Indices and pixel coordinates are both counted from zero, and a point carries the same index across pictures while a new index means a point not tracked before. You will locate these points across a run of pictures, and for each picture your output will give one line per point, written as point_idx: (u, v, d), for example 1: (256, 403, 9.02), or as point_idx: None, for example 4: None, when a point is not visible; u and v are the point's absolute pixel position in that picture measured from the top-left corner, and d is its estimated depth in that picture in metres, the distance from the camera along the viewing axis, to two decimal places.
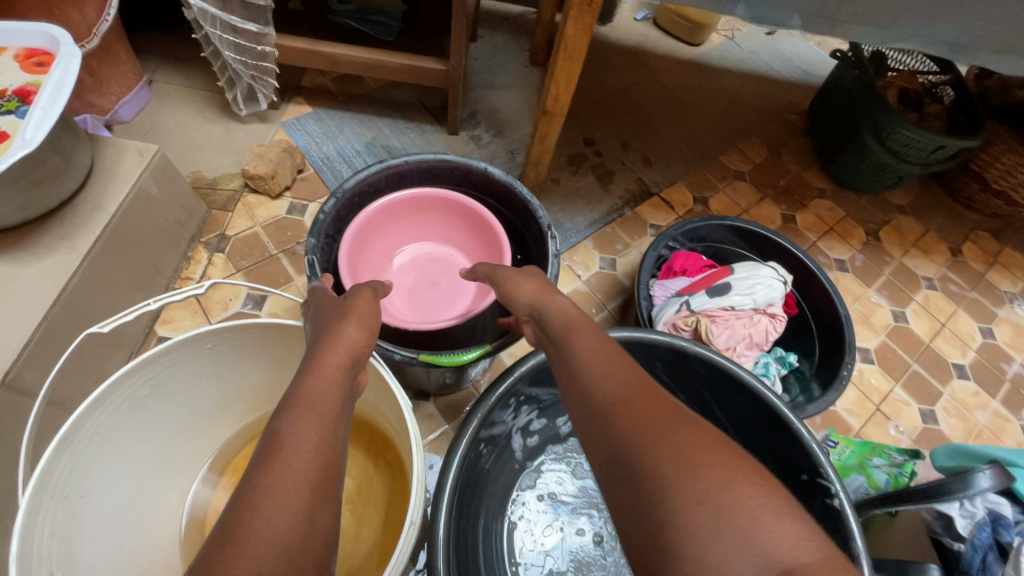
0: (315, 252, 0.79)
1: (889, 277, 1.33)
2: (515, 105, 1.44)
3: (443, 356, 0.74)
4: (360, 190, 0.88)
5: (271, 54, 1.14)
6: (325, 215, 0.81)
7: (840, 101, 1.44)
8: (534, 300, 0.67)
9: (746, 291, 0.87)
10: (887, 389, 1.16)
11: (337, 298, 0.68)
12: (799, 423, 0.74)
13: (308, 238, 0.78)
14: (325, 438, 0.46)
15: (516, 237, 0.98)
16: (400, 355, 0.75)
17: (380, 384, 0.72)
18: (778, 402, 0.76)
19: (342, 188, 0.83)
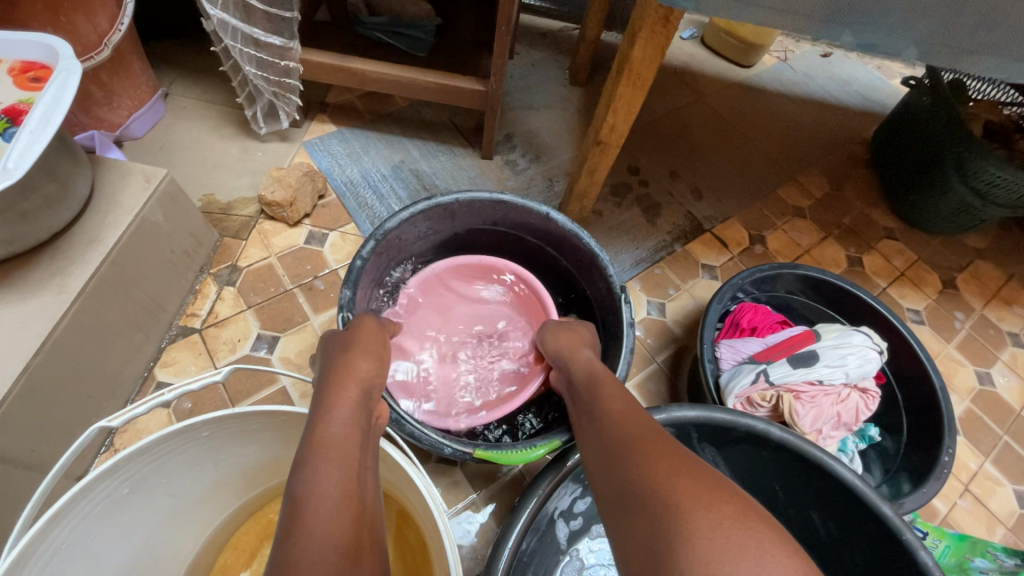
0: (350, 305, 0.70)
1: (970, 333, 1.18)
2: (554, 128, 1.34)
3: (503, 455, 0.65)
4: (403, 231, 0.78)
5: (296, 70, 1.05)
6: (362, 261, 0.72)
7: (913, 133, 1.30)
8: (564, 352, 0.70)
9: (837, 362, 0.74)
10: (976, 465, 1.01)
11: (337, 360, 0.58)
12: (909, 533, 0.62)
13: (343, 290, 0.69)
14: (347, 489, 0.44)
15: (579, 286, 0.87)
16: (451, 448, 0.65)
17: (409, 474, 0.62)
18: (880, 503, 0.64)
19: (382, 229, 0.73)
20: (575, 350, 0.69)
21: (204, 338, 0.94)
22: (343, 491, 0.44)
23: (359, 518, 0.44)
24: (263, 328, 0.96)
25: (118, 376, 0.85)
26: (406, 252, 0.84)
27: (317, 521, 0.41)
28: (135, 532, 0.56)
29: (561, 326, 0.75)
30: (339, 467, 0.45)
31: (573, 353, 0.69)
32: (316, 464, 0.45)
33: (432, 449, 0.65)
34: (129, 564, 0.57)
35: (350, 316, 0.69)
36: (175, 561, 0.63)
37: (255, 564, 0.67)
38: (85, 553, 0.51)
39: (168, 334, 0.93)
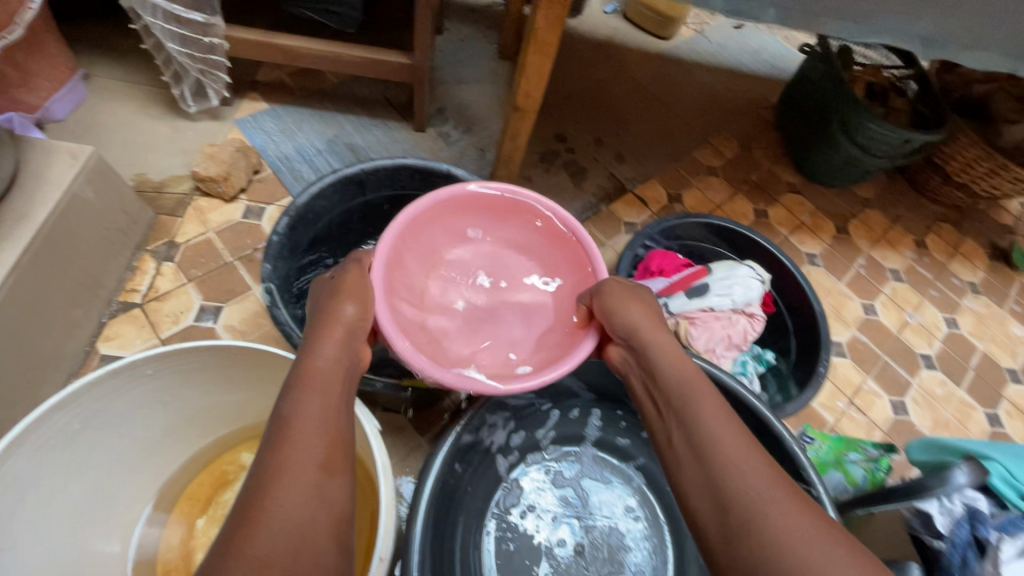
0: (273, 278, 0.66)
1: (858, 272, 1.34)
2: (484, 100, 1.40)
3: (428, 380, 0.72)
4: (314, 208, 0.75)
5: (221, 47, 1.07)
6: (279, 236, 0.69)
7: (808, 95, 1.44)
8: (641, 340, 0.67)
9: (725, 291, 0.86)
10: (859, 382, 1.17)
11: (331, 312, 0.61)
12: (780, 425, 0.75)
13: (263, 264, 0.66)
14: (327, 415, 0.51)
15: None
16: None
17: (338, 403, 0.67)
18: (758, 404, 0.77)
19: (295, 204, 0.71)
20: (652, 329, 0.68)
21: (146, 312, 0.96)
22: (321, 417, 0.51)
23: (336, 438, 0.50)
24: (205, 299, 0.99)
25: (61, 349, 0.87)
26: (321, 231, 0.80)
27: (301, 444, 0.48)
28: (101, 461, 0.63)
29: (629, 294, 0.71)
30: (320, 399, 0.52)
31: (650, 333, 0.67)
32: (302, 393, 0.52)
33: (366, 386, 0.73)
34: (96, 488, 0.64)
35: (274, 288, 0.65)
36: (136, 500, 0.69)
37: (211, 508, 0.73)
38: (54, 475, 0.58)
39: (108, 310, 0.95)
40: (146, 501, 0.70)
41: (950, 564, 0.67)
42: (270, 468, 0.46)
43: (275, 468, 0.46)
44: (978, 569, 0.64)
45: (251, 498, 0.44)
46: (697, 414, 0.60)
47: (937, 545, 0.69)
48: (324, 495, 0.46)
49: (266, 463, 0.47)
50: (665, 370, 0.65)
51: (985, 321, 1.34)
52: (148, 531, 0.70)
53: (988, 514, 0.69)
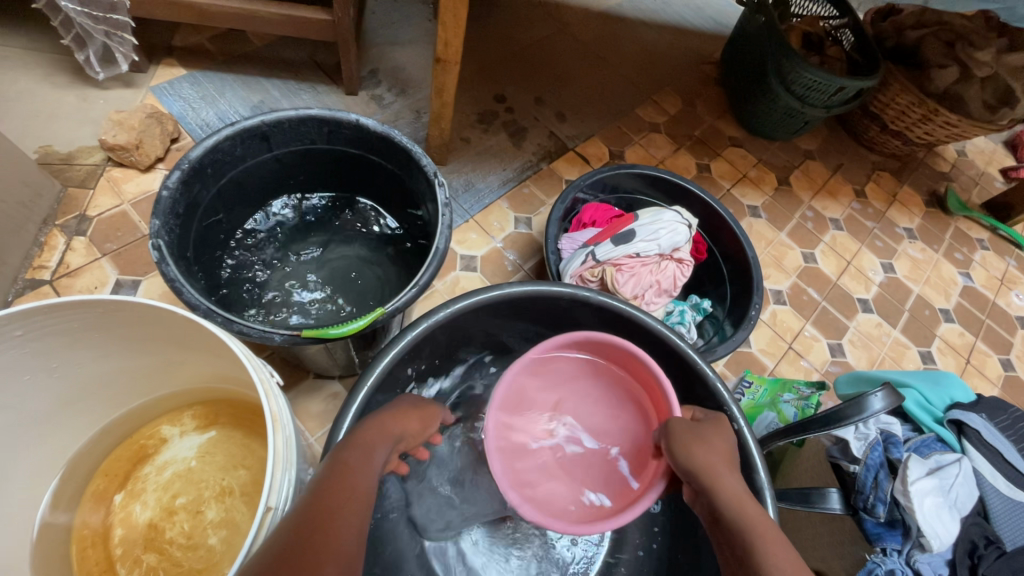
0: (164, 235, 0.63)
1: (799, 221, 1.35)
2: (419, 61, 1.35)
3: (331, 329, 0.62)
4: (213, 162, 0.71)
5: (122, 5, 1.00)
6: (169, 192, 0.65)
7: (747, 48, 1.44)
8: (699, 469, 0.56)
9: (651, 237, 0.84)
10: (798, 327, 1.19)
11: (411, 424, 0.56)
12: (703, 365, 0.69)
13: (151, 220, 0.62)
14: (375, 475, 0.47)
15: (401, 188, 0.82)
16: (281, 336, 0.61)
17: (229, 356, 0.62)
18: (684, 346, 0.70)
19: (189, 158, 0.67)
20: (723, 474, 0.55)
21: (56, 288, 0.91)
22: (369, 469, 0.47)
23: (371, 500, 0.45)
24: (122, 273, 0.94)
25: None
26: (225, 189, 0.75)
27: (355, 486, 0.44)
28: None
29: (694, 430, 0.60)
30: (373, 457, 0.48)
31: (719, 477, 0.54)
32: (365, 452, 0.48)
33: (261, 339, 0.60)
34: None
35: (162, 243, 0.61)
36: (36, 473, 0.67)
37: (130, 484, 0.74)
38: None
39: (14, 288, 0.90)
40: (52, 473, 0.69)
41: (862, 485, 0.67)
42: (319, 503, 0.41)
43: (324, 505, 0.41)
44: (889, 487, 0.66)
45: (309, 521, 0.39)
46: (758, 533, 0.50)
47: (852, 469, 0.69)
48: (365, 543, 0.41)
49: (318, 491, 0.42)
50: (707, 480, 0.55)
51: (920, 264, 1.37)
52: (58, 501, 0.69)
53: (901, 439, 0.72)
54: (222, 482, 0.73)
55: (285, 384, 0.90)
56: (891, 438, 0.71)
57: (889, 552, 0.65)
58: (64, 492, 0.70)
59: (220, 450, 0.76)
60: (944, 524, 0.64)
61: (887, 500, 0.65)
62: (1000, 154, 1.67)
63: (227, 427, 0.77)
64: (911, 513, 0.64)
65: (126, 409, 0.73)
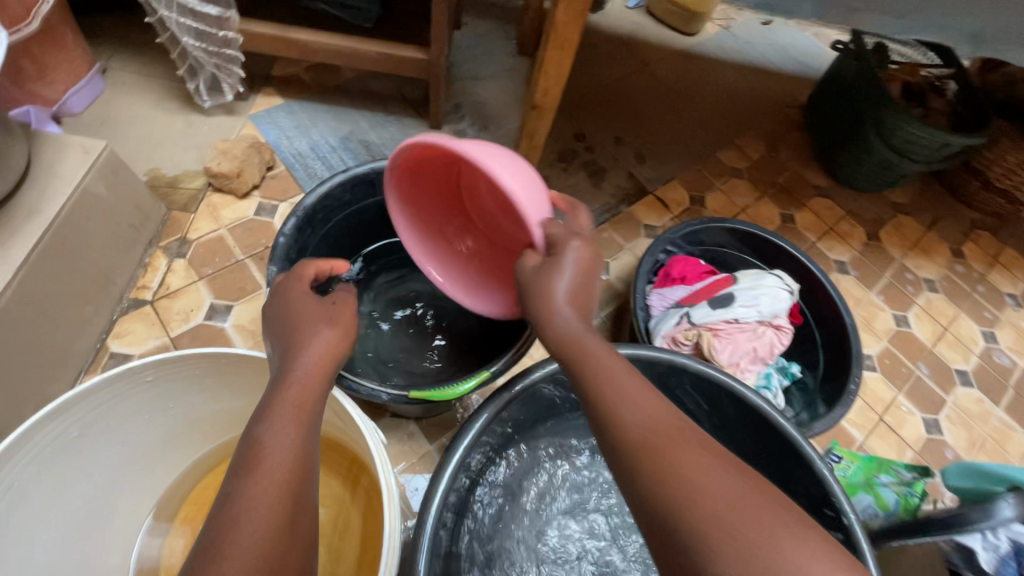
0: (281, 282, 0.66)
1: (890, 280, 1.28)
2: (502, 96, 1.36)
3: (437, 392, 0.65)
4: (324, 208, 0.73)
5: (235, 41, 1.05)
6: (285, 239, 0.67)
7: (840, 94, 1.38)
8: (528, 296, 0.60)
9: (751, 303, 0.81)
10: (890, 397, 1.11)
11: (305, 305, 0.60)
12: (804, 442, 0.70)
13: (270, 267, 0.65)
14: (302, 436, 0.48)
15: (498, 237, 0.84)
16: (387, 395, 0.67)
17: (344, 417, 0.66)
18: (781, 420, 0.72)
19: (303, 205, 0.69)
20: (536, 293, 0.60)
21: (156, 309, 0.95)
22: (297, 445, 0.47)
23: (311, 472, 0.47)
24: (216, 298, 0.98)
25: (70, 347, 0.86)
26: (331, 232, 0.78)
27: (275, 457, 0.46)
28: (103, 465, 0.62)
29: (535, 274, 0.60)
30: (296, 425, 0.49)
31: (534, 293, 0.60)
32: (276, 418, 0.48)
33: (369, 397, 0.67)
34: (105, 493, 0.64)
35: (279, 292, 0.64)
36: (137, 510, 0.68)
37: (213, 517, 0.70)
38: (62, 477, 0.58)
39: (118, 307, 0.94)
40: (147, 510, 0.68)
41: None
42: (227, 510, 0.42)
43: (246, 497, 0.43)
44: None
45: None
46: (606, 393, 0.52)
47: None
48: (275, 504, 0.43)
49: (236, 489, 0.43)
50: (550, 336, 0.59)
51: None
52: None
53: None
54: (336, 512, 0.77)
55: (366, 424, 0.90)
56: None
57: None
58: None
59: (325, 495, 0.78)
60: None
61: None
62: None
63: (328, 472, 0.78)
64: None
65: None
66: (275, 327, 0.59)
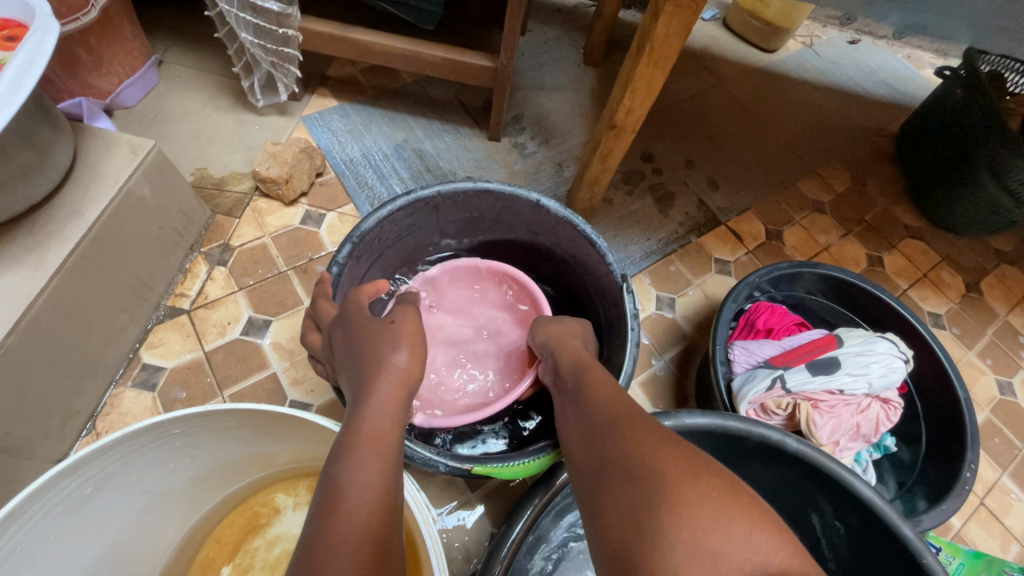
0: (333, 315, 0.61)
1: (992, 339, 1.13)
2: (566, 109, 1.27)
3: (500, 469, 0.59)
4: (381, 233, 0.68)
5: (295, 39, 0.99)
6: (339, 268, 0.63)
7: (943, 126, 1.23)
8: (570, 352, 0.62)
9: (860, 371, 0.70)
10: (992, 478, 0.97)
11: (364, 327, 0.57)
12: (919, 543, 0.58)
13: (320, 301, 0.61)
14: (385, 482, 0.45)
15: (571, 268, 0.77)
16: (445, 466, 0.58)
17: None
18: (891, 513, 0.60)
19: (360, 231, 0.63)
20: (564, 337, 0.66)
21: (193, 320, 0.90)
22: (381, 481, 0.45)
23: (392, 517, 0.44)
24: (255, 311, 0.92)
25: (102, 357, 0.81)
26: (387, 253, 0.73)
27: (356, 492, 0.43)
28: (122, 511, 0.56)
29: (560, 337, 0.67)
30: (380, 466, 0.45)
31: (561, 339, 0.66)
32: (360, 457, 0.45)
33: (424, 468, 0.58)
34: (121, 540, 0.58)
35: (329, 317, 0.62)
36: (154, 556, 0.62)
37: (238, 556, 0.68)
38: (78, 522, 0.53)
39: (154, 314, 0.89)
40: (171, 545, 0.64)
41: None
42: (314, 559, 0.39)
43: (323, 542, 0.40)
44: None
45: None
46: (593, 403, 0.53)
47: None
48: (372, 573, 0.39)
49: (315, 540, 0.40)
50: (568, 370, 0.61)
51: None
52: None
53: None
54: None
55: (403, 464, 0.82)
56: None
57: None
58: (176, 565, 0.65)
59: None
60: None
61: None
62: None
63: None
64: None
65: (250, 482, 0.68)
66: (343, 353, 0.56)
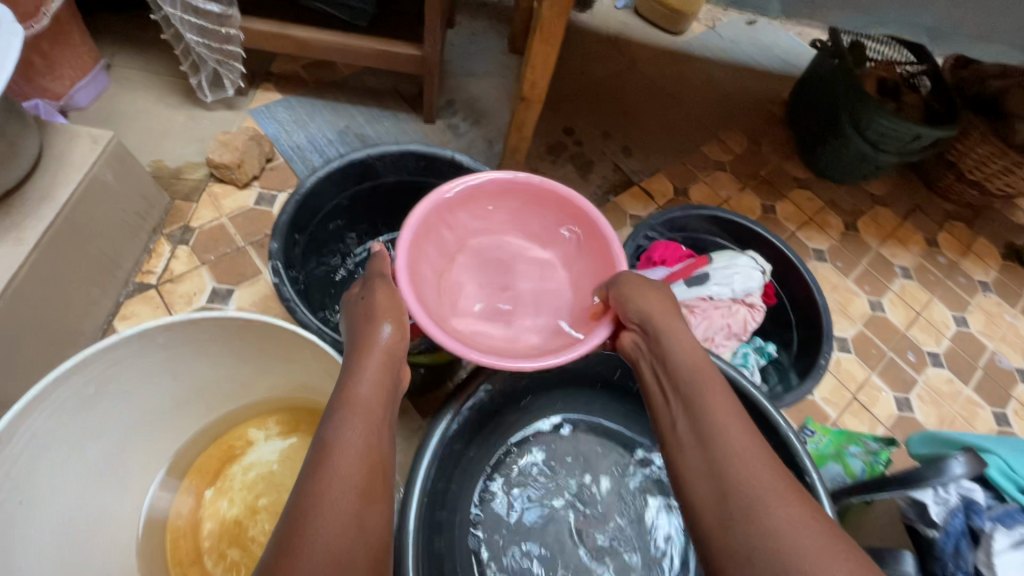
0: (280, 255, 0.72)
1: (866, 268, 1.34)
2: (494, 93, 1.41)
3: None
4: (319, 191, 0.78)
5: (237, 38, 1.09)
6: (286, 217, 0.73)
7: (818, 91, 1.43)
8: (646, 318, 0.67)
9: (724, 281, 0.86)
10: (863, 377, 1.17)
11: (369, 306, 0.63)
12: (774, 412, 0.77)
13: (272, 242, 0.70)
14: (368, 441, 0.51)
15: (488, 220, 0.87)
16: None
17: (323, 369, 0.69)
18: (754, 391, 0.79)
19: (303, 187, 0.74)
20: (666, 319, 0.67)
21: (160, 293, 0.99)
22: (366, 444, 0.51)
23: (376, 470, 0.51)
24: (218, 282, 1.02)
25: (79, 327, 0.91)
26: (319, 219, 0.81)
27: (342, 475, 0.47)
28: (114, 426, 0.67)
29: (642, 283, 0.70)
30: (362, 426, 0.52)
31: (663, 323, 0.67)
32: (345, 416, 0.52)
33: None
34: (114, 456, 0.70)
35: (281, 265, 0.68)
36: (141, 473, 0.73)
37: (219, 481, 0.79)
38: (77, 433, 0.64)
39: (124, 290, 0.99)
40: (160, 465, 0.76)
41: (942, 551, 0.68)
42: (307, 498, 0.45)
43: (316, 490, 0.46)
44: (972, 558, 0.65)
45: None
46: (715, 425, 0.57)
47: (931, 534, 0.70)
48: (360, 524, 0.46)
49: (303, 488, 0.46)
50: (680, 372, 0.64)
51: (995, 320, 1.33)
52: (162, 491, 0.76)
53: (984, 506, 0.69)
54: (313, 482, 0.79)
55: None
56: (972, 506, 0.68)
57: None
58: (165, 485, 0.76)
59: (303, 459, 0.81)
60: None
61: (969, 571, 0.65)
62: None
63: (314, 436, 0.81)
64: None
65: (222, 414, 0.80)
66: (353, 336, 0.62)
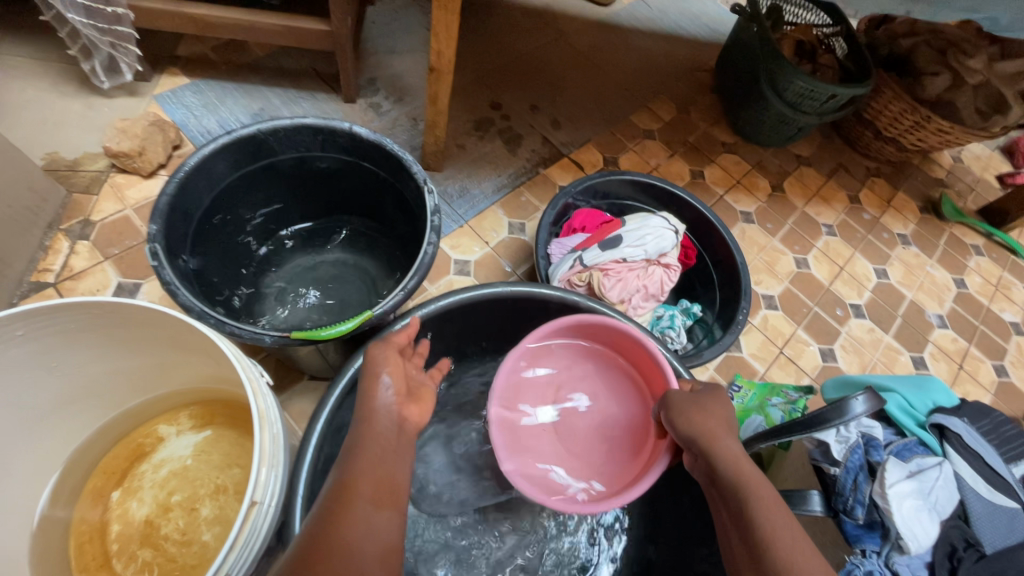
0: (161, 239, 0.65)
1: (792, 227, 1.37)
2: (417, 70, 1.38)
3: (320, 330, 0.64)
4: (207, 171, 0.72)
5: (127, 17, 1.03)
6: (168, 198, 0.67)
7: (739, 56, 1.44)
8: (700, 435, 0.59)
9: (637, 242, 0.87)
10: (789, 332, 1.20)
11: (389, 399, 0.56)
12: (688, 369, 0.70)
13: (149, 224, 0.64)
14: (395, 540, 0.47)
15: (394, 195, 0.84)
16: (270, 337, 0.63)
17: (212, 351, 0.65)
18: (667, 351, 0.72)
19: (187, 165, 0.69)
20: (719, 438, 0.59)
21: (59, 291, 0.94)
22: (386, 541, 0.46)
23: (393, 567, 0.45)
24: (123, 276, 0.97)
25: None
26: (211, 202, 0.76)
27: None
28: None
29: (693, 400, 0.63)
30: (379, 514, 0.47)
31: (716, 442, 0.58)
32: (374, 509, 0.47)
33: (251, 340, 0.63)
34: None
35: (159, 247, 0.63)
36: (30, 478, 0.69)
37: (126, 482, 0.76)
38: None
39: (19, 290, 0.93)
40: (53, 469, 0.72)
41: (843, 487, 0.68)
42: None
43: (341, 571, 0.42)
44: (868, 490, 0.67)
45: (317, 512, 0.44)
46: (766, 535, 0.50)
47: (833, 472, 0.70)
48: None
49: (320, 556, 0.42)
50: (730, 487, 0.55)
51: (914, 270, 1.38)
52: (58, 496, 0.72)
53: (882, 442, 0.73)
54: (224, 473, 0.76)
55: (281, 385, 0.91)
56: (871, 442, 0.72)
57: (868, 553, 0.66)
58: (65, 486, 0.72)
59: (214, 451, 0.78)
60: (924, 526, 0.65)
61: (866, 502, 0.66)
62: (996, 160, 1.67)
63: (225, 427, 0.79)
64: (888, 515, 0.65)
65: (123, 411, 0.76)
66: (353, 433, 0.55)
